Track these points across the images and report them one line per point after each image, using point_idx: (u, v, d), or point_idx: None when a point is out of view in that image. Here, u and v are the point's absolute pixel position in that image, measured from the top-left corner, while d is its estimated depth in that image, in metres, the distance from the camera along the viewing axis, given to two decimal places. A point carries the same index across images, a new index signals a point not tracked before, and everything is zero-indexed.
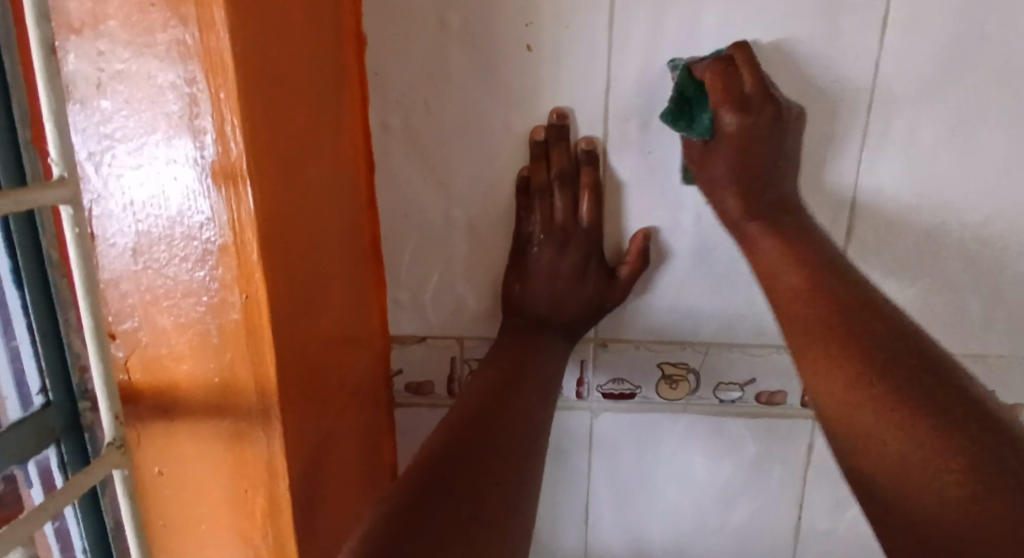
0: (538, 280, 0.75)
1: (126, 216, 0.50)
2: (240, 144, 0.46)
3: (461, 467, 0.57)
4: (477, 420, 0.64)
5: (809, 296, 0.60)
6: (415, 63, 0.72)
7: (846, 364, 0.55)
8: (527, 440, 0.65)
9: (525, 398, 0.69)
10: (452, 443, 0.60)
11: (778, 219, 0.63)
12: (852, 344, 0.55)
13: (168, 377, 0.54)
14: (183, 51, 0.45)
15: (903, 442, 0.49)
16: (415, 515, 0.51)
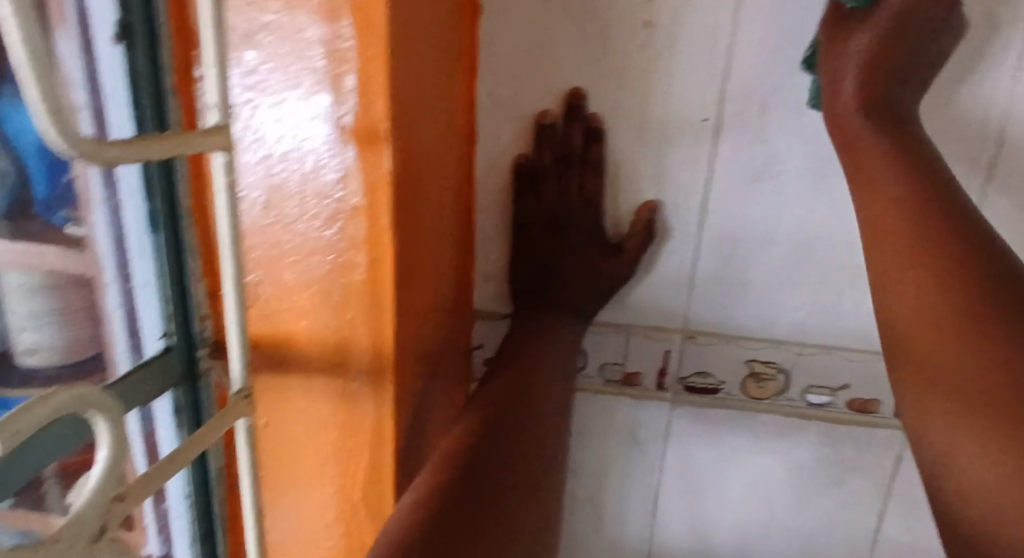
0: (547, 221, 0.76)
1: (261, 169, 0.50)
2: (382, 103, 0.46)
3: (502, 445, 0.57)
4: (503, 402, 0.63)
5: (909, 236, 0.53)
6: (531, 33, 0.71)
7: (907, 267, 0.53)
8: (553, 425, 0.65)
9: (552, 384, 0.69)
10: (489, 419, 0.60)
11: (891, 153, 0.56)
12: (972, 286, 0.50)
13: (285, 332, 0.55)
14: (334, 6, 0.44)
15: (946, 334, 0.50)
16: (470, 485, 0.51)
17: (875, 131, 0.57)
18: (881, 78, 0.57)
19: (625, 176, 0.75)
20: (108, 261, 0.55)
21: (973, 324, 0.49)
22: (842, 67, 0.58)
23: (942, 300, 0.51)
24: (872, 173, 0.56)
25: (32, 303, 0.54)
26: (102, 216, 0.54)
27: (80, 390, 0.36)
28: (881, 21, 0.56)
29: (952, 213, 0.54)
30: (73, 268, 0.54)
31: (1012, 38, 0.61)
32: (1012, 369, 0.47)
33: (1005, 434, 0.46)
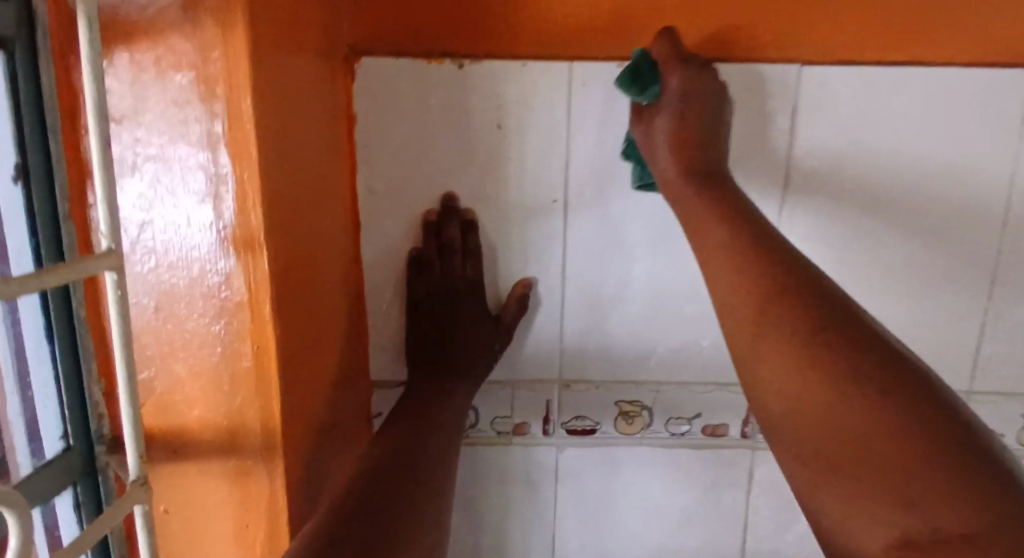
0: (435, 301, 0.84)
1: (151, 277, 0.56)
2: (259, 216, 0.54)
3: (367, 539, 0.55)
4: (394, 455, 0.69)
5: (747, 271, 0.61)
6: (400, 132, 0.80)
7: (751, 295, 0.60)
8: (422, 502, 0.64)
9: (422, 472, 0.69)
10: (348, 506, 0.59)
11: (716, 208, 0.66)
12: (801, 305, 0.57)
13: (180, 420, 0.61)
14: (211, 140, 0.51)
15: (790, 348, 0.55)
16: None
17: (698, 191, 0.68)
18: (689, 146, 0.69)
19: (492, 250, 0.85)
20: (7, 371, 0.58)
21: (806, 331, 0.55)
22: (655, 146, 0.72)
23: (777, 317, 0.57)
24: (698, 212, 0.67)
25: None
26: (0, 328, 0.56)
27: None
28: (675, 102, 0.70)
29: (791, 279, 0.59)
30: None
31: (778, 125, 0.78)
32: (853, 366, 0.52)
33: (852, 442, 0.50)
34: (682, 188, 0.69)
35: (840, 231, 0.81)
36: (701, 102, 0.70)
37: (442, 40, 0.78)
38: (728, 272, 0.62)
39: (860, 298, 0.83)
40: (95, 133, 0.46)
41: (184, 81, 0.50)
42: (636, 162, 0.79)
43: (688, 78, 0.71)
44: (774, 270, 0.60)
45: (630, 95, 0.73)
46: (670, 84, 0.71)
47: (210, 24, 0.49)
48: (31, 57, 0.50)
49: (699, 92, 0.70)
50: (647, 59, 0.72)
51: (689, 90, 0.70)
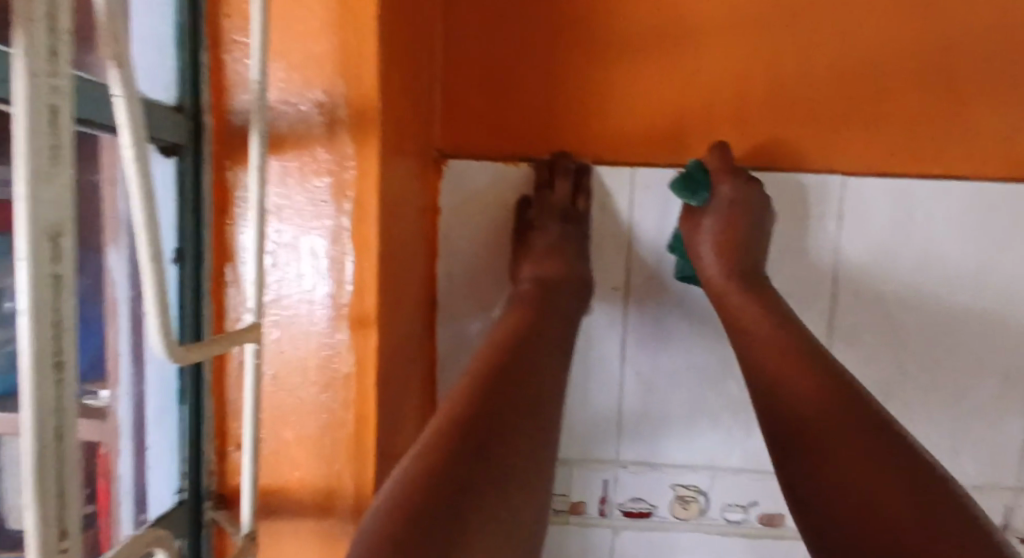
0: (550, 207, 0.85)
1: (273, 349, 0.63)
2: (373, 299, 0.62)
3: (498, 431, 0.56)
4: (518, 337, 0.71)
5: (769, 330, 0.71)
6: (479, 225, 0.90)
7: (768, 346, 0.69)
8: (546, 400, 0.65)
9: (544, 354, 0.70)
10: (489, 387, 0.62)
11: (753, 299, 0.75)
12: (812, 360, 0.66)
13: (281, 481, 0.66)
14: (338, 232, 0.61)
15: (803, 383, 0.64)
16: (468, 468, 0.51)
17: (740, 288, 0.77)
18: (735, 245, 0.79)
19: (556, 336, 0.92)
20: (125, 431, 0.64)
21: (815, 377, 0.64)
22: (700, 244, 0.80)
23: (794, 360, 0.67)
24: (740, 307, 0.74)
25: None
26: (126, 388, 0.64)
27: (142, 530, 0.46)
28: (723, 205, 0.80)
29: (827, 377, 0.64)
30: (92, 436, 0.61)
31: (826, 227, 0.85)
32: (854, 409, 0.60)
33: (853, 459, 0.56)
34: (722, 282, 0.78)
35: (886, 326, 0.86)
36: (745, 210, 0.80)
37: (521, 146, 0.88)
38: (767, 364, 0.67)
39: (910, 391, 0.87)
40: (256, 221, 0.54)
41: (322, 184, 0.60)
42: (680, 256, 0.86)
43: (738, 186, 0.80)
44: (790, 332, 0.70)
45: (680, 198, 0.82)
46: (720, 191, 0.80)
47: (349, 139, 0.59)
48: (196, 159, 0.60)
49: (743, 204, 0.79)
50: (699, 168, 0.82)
51: (736, 196, 0.79)
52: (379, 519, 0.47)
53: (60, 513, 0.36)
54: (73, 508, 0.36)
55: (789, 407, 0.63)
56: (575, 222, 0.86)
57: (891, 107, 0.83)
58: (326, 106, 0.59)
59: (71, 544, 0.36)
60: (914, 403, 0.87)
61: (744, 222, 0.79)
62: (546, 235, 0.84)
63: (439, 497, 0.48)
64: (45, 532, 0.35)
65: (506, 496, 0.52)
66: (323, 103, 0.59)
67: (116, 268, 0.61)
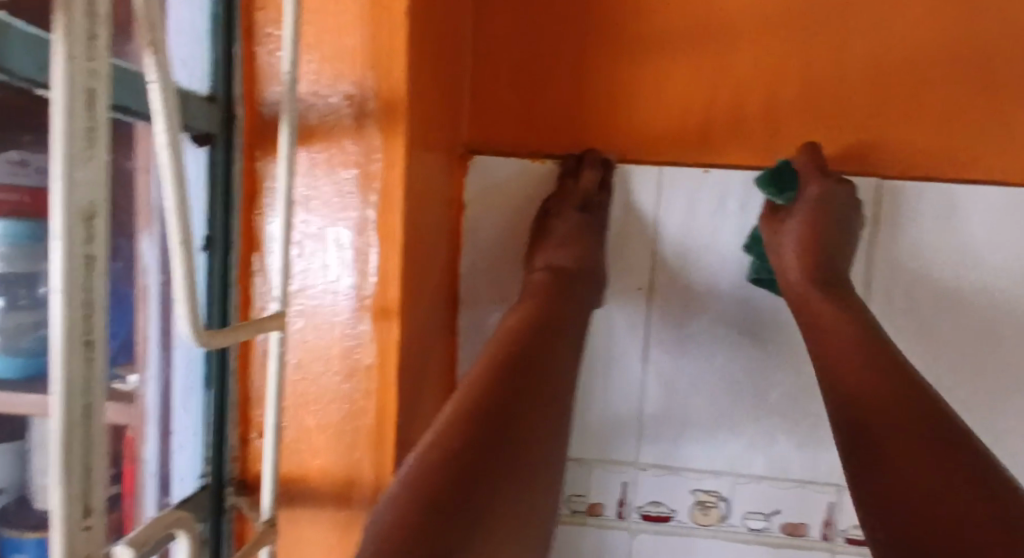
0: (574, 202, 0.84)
1: (296, 337, 0.64)
2: (396, 290, 0.63)
3: (506, 441, 0.54)
4: (531, 341, 0.69)
5: (854, 336, 0.67)
6: (503, 221, 0.90)
7: (848, 348, 0.66)
8: (563, 396, 0.65)
9: (560, 344, 0.71)
10: (501, 392, 0.59)
11: (830, 304, 0.71)
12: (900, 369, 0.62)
13: (302, 469, 0.67)
14: (363, 223, 0.62)
15: (884, 388, 0.60)
16: (473, 481, 0.49)
17: (822, 294, 0.73)
18: (816, 250, 0.76)
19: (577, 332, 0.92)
20: (152, 414, 0.65)
21: (903, 386, 0.60)
22: (783, 246, 0.77)
23: (863, 363, 0.63)
24: (819, 309, 0.71)
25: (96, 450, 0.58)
26: (154, 370, 0.64)
27: (162, 513, 0.46)
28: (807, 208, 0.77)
29: (899, 380, 0.61)
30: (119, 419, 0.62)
31: (856, 230, 0.84)
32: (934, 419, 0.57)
33: (910, 459, 0.54)
34: (800, 284, 0.75)
35: (919, 335, 0.84)
36: (832, 211, 0.77)
37: (546, 143, 0.89)
38: (833, 361, 0.65)
39: (943, 402, 0.85)
40: (285, 207, 0.54)
41: (349, 176, 0.61)
42: (757, 257, 0.85)
43: (825, 187, 0.77)
44: (871, 339, 0.66)
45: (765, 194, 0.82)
46: (806, 191, 0.78)
47: (377, 132, 0.60)
48: (228, 149, 0.61)
49: (818, 200, 0.77)
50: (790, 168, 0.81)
51: (824, 199, 0.77)
52: (400, 498, 0.48)
53: (85, 490, 0.37)
54: (98, 485, 0.38)
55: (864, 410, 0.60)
56: (595, 211, 0.85)
57: (924, 112, 0.82)
58: (355, 98, 0.59)
59: (94, 520, 0.37)
60: None
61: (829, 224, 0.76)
62: (567, 223, 0.84)
63: (459, 478, 0.49)
64: (71, 508, 0.36)
65: (520, 479, 0.53)
66: (352, 95, 0.59)
67: (148, 255, 0.62)
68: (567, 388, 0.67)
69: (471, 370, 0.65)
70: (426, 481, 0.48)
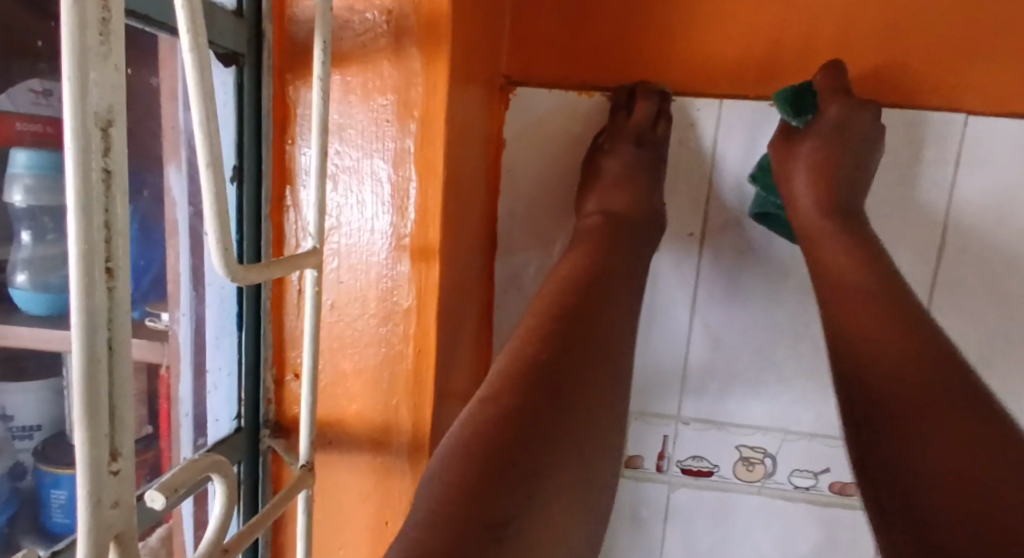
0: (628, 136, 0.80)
1: (331, 276, 0.61)
2: (436, 228, 0.59)
3: (561, 398, 0.51)
4: (584, 286, 0.65)
5: (864, 266, 0.65)
6: (545, 160, 0.85)
7: (859, 294, 0.62)
8: (618, 347, 0.61)
9: (617, 295, 0.66)
10: (553, 345, 0.56)
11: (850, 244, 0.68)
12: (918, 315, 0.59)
13: (338, 414, 0.64)
14: (401, 155, 0.57)
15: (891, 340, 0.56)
16: (527, 445, 0.46)
17: (839, 227, 0.70)
18: (832, 177, 0.73)
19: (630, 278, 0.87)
20: (184, 351, 0.64)
21: (917, 329, 0.57)
22: (795, 171, 0.75)
23: (872, 303, 0.60)
24: (835, 249, 0.68)
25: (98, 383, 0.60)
26: (186, 310, 0.64)
27: (200, 455, 0.41)
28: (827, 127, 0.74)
29: (937, 349, 0.55)
30: (152, 357, 0.64)
31: (940, 172, 0.77)
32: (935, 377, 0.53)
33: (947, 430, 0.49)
34: (820, 214, 0.72)
35: (993, 288, 0.79)
36: (841, 144, 0.74)
37: (595, 75, 0.83)
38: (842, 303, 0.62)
39: (1016, 360, 0.80)
40: (319, 129, 0.50)
41: (386, 103, 0.56)
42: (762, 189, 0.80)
43: (847, 109, 0.73)
44: (881, 285, 0.62)
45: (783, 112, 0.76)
46: (828, 114, 0.74)
47: (416, 53, 0.55)
48: (256, 73, 0.56)
49: (854, 128, 0.73)
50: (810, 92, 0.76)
51: (843, 120, 0.73)
52: (448, 463, 0.45)
53: (113, 432, 0.33)
54: (127, 428, 0.34)
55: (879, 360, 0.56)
56: (650, 148, 0.81)
57: (1016, 43, 0.75)
58: (393, 14, 0.54)
59: (124, 465, 0.34)
60: (1018, 379, 0.80)
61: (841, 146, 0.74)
62: (619, 161, 0.79)
63: (510, 442, 0.46)
64: (98, 452, 0.32)
65: (575, 443, 0.49)
66: (389, 10, 0.54)
67: (175, 187, 0.60)
68: (623, 334, 0.63)
69: (520, 321, 0.61)
70: (474, 445, 0.45)
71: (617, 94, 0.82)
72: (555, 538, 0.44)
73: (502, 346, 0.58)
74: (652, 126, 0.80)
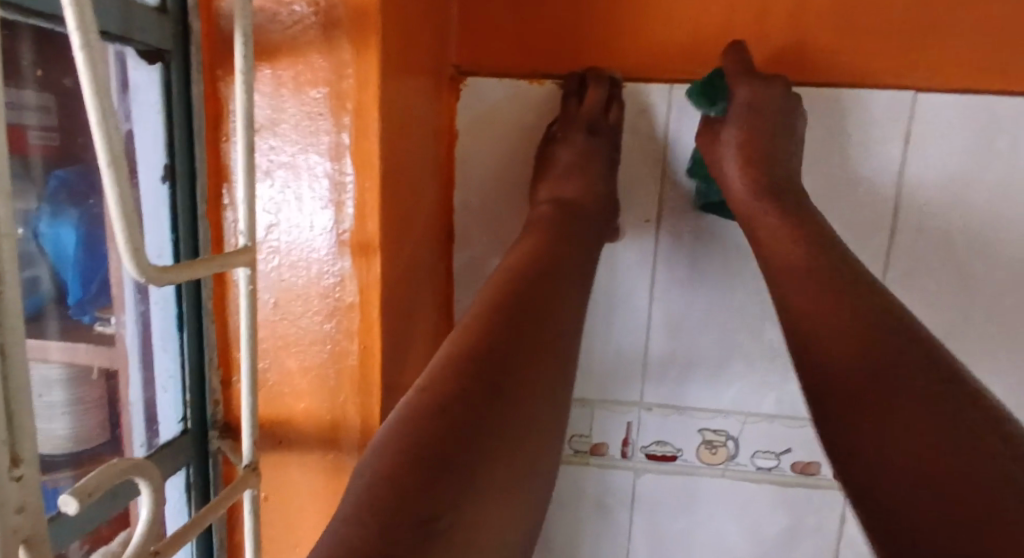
0: (580, 124, 0.79)
1: (272, 275, 0.60)
2: (376, 223, 0.58)
3: (502, 389, 0.51)
4: (532, 277, 0.64)
5: (800, 248, 0.65)
6: (498, 150, 0.84)
7: (808, 281, 0.61)
8: (567, 338, 0.61)
9: (565, 287, 0.65)
10: (497, 335, 0.55)
11: (794, 228, 0.67)
12: (851, 298, 0.58)
13: (286, 412, 0.64)
14: (337, 149, 0.56)
15: (861, 324, 0.56)
16: (464, 436, 0.46)
17: (774, 209, 0.70)
18: (756, 160, 0.74)
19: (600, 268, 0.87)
20: (132, 354, 0.62)
21: (868, 311, 0.57)
22: (723, 154, 0.75)
23: (818, 282, 0.61)
24: (769, 228, 0.68)
25: (53, 395, 0.56)
26: (132, 313, 0.61)
27: (119, 460, 0.42)
28: (744, 104, 0.74)
29: (882, 321, 0.56)
30: (99, 362, 0.60)
31: (891, 152, 0.78)
32: (884, 355, 0.53)
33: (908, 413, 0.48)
34: (753, 198, 0.72)
35: (945, 266, 0.79)
36: (762, 121, 0.74)
37: (545, 62, 0.82)
38: (783, 281, 0.63)
39: (969, 335, 0.81)
40: (244, 124, 0.49)
41: (319, 96, 0.55)
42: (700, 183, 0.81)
43: (755, 88, 0.74)
44: (837, 280, 0.60)
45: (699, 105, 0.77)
46: (737, 94, 0.74)
47: (346, 44, 0.54)
48: (184, 69, 0.55)
49: (762, 108, 0.74)
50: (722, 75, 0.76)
51: (755, 100, 0.74)
52: (380, 459, 0.44)
53: (12, 438, 0.35)
54: (28, 434, 0.35)
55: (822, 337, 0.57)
56: (604, 136, 0.80)
57: (959, 21, 0.75)
58: (321, 5, 0.54)
59: (26, 471, 0.35)
60: (970, 355, 0.81)
61: (763, 121, 0.74)
62: (573, 149, 0.79)
63: (444, 434, 0.45)
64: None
65: (514, 434, 0.49)
66: (317, 1, 0.54)
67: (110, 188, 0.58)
68: (573, 322, 0.63)
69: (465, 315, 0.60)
70: (407, 438, 0.45)
71: (567, 81, 0.81)
72: (492, 527, 0.44)
73: (446, 337, 0.57)
74: (603, 112, 0.79)
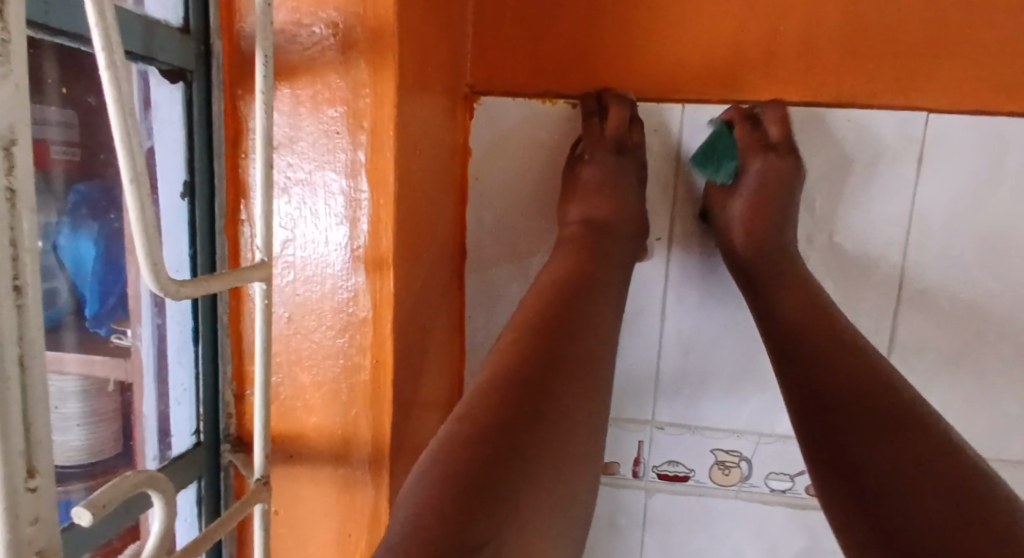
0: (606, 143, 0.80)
1: (287, 290, 0.60)
2: (390, 239, 0.59)
3: (539, 409, 0.51)
4: (564, 297, 0.64)
5: (804, 305, 0.69)
6: (511, 167, 0.85)
7: (813, 333, 0.65)
8: (600, 357, 0.60)
9: (597, 301, 0.66)
10: (532, 355, 0.56)
11: (788, 289, 0.71)
12: (839, 357, 0.63)
13: (298, 426, 0.64)
14: (352, 166, 0.57)
15: (848, 376, 0.60)
16: (505, 459, 0.46)
17: (772, 263, 0.75)
18: (761, 217, 0.77)
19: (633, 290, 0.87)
20: (147, 367, 0.63)
21: (856, 364, 0.61)
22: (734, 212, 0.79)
23: (815, 336, 0.65)
24: (778, 284, 0.72)
25: (68, 407, 0.57)
26: (148, 327, 0.62)
27: (133, 473, 0.42)
28: (756, 174, 0.78)
29: (880, 380, 0.59)
30: (115, 375, 0.61)
31: (903, 172, 0.78)
32: (882, 412, 0.57)
33: (898, 467, 0.52)
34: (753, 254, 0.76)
35: (960, 289, 0.79)
36: (778, 186, 0.77)
37: (558, 82, 0.83)
38: (792, 325, 0.67)
39: (985, 359, 0.80)
40: (263, 142, 0.50)
41: (336, 115, 0.56)
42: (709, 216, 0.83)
43: (768, 160, 0.77)
44: (813, 322, 0.67)
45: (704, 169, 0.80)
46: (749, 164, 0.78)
47: (363, 65, 0.55)
48: (205, 88, 0.56)
49: (776, 176, 0.77)
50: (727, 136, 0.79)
51: (767, 171, 0.77)
52: (422, 489, 0.44)
53: (28, 449, 0.35)
54: (44, 446, 0.36)
55: (827, 384, 0.61)
56: (630, 155, 0.80)
57: (972, 42, 0.75)
58: (339, 27, 0.55)
59: (41, 482, 0.36)
60: (986, 377, 0.80)
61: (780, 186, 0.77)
62: (597, 169, 0.79)
63: (485, 463, 0.46)
64: (12, 467, 0.34)
65: (556, 461, 0.49)
66: (336, 23, 0.55)
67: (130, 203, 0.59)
68: (600, 337, 0.63)
69: (499, 337, 0.61)
70: (450, 466, 0.45)
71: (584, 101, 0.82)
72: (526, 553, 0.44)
73: (485, 358, 0.58)
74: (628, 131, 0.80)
